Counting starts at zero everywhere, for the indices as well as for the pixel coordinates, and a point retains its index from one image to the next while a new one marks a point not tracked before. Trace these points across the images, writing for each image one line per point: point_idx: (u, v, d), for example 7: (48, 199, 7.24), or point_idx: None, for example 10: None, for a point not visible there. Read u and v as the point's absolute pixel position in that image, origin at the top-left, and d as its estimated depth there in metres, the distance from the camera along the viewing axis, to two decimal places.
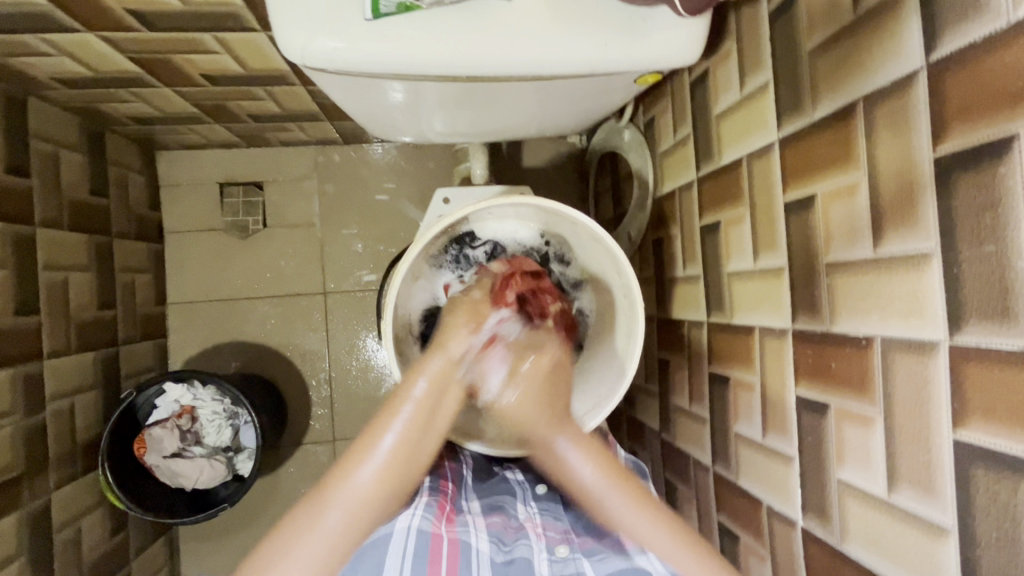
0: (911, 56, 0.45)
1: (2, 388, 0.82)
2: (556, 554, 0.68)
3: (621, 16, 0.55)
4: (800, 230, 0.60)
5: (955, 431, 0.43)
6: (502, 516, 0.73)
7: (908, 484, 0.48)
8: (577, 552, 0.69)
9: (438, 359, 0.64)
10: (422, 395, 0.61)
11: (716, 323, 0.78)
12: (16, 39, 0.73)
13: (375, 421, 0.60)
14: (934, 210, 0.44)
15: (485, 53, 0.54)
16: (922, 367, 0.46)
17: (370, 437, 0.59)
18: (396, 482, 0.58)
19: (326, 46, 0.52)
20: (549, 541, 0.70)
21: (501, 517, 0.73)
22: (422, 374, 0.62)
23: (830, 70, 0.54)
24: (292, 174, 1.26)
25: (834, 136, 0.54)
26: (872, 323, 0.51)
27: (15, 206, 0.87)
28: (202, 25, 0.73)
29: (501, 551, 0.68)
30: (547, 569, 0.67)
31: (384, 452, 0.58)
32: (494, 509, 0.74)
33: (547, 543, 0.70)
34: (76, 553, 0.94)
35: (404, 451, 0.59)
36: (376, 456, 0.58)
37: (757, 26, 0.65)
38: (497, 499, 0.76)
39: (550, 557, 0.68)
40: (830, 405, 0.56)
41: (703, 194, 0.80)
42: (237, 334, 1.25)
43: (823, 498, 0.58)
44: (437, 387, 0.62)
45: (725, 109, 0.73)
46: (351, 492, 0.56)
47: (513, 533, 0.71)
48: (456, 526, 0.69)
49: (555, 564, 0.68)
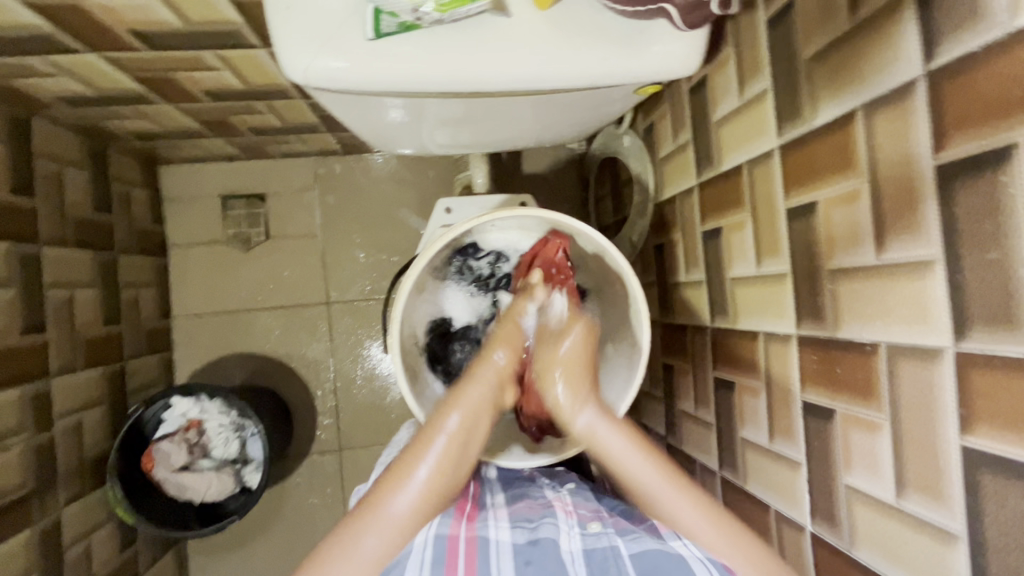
0: (910, 65, 0.45)
1: (11, 407, 0.83)
2: (587, 529, 0.62)
3: (619, 29, 0.55)
4: (802, 236, 0.60)
5: (963, 437, 0.43)
6: (528, 502, 0.69)
7: (917, 489, 0.48)
8: (609, 529, 0.62)
9: (472, 390, 0.65)
10: (449, 426, 0.63)
11: (720, 328, 0.78)
12: (20, 62, 0.74)
13: (407, 453, 0.62)
14: (936, 216, 0.44)
15: (486, 69, 0.54)
16: (928, 374, 0.46)
17: (407, 466, 0.61)
18: (427, 510, 0.60)
19: (328, 66, 0.52)
20: (580, 518, 0.64)
21: (526, 502, 0.69)
22: (454, 408, 0.64)
23: (829, 78, 0.55)
24: (294, 185, 1.27)
25: (834, 143, 0.54)
26: (877, 329, 0.51)
27: (20, 225, 0.88)
28: (203, 44, 0.73)
29: (524, 531, 0.62)
30: (580, 543, 0.60)
31: (421, 481, 0.60)
32: (518, 498, 0.70)
33: (578, 519, 0.64)
34: (87, 569, 0.95)
35: (438, 479, 0.61)
36: (413, 486, 0.60)
37: (754, 33, 0.65)
38: (522, 490, 0.73)
39: (582, 532, 0.62)
40: (836, 410, 0.56)
41: (704, 199, 0.80)
42: (242, 345, 1.25)
43: (831, 503, 0.58)
44: (470, 423, 0.64)
45: (724, 115, 0.73)
46: (386, 519, 0.58)
47: (538, 513, 0.66)
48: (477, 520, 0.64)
49: (587, 539, 0.61)
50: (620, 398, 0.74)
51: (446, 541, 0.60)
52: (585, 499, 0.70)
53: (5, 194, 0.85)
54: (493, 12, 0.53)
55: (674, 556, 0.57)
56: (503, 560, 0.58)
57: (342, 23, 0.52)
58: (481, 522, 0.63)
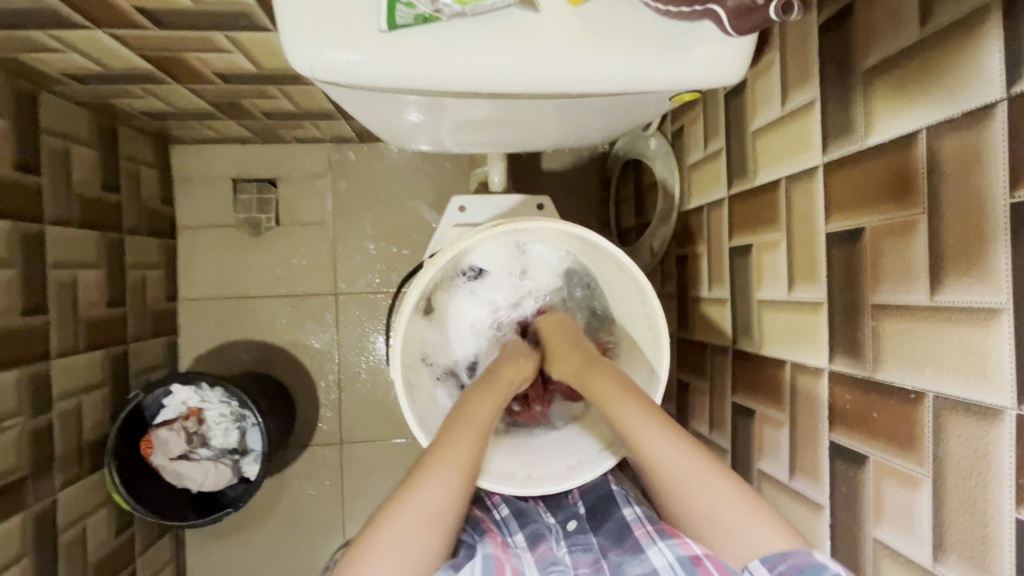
0: (989, 86, 0.40)
1: (8, 389, 0.81)
2: None
3: (659, 29, 0.50)
4: (845, 263, 0.55)
5: (1018, 509, 0.39)
6: (548, 545, 0.66)
7: (957, 557, 0.44)
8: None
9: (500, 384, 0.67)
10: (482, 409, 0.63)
11: (743, 352, 0.74)
12: (23, 35, 0.71)
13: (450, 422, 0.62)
14: (1006, 262, 0.39)
15: (509, 68, 0.49)
16: (983, 434, 0.41)
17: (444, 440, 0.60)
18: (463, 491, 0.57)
19: (339, 58, 0.48)
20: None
21: (547, 546, 0.66)
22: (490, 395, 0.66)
23: (889, 94, 0.49)
24: (306, 172, 1.23)
25: (888, 166, 0.49)
26: (924, 377, 0.46)
27: (24, 204, 0.85)
28: (213, 24, 0.70)
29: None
30: None
31: (458, 456, 0.58)
32: (537, 539, 0.68)
33: None
34: (82, 553, 0.94)
35: (476, 451, 0.60)
36: (452, 462, 0.58)
37: (805, 38, 0.60)
38: (538, 529, 0.69)
39: None
40: (869, 457, 0.52)
41: (734, 213, 0.75)
42: (247, 332, 1.23)
43: (856, 554, 0.54)
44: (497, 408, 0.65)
45: (764, 125, 0.68)
46: (429, 493, 0.55)
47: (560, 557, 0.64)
48: (511, 555, 0.63)
49: None
50: None
51: (493, 558, 0.59)
52: (584, 552, 0.67)
53: (9, 171, 0.82)
54: (520, 6, 0.48)
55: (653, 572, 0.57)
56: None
57: (357, 13, 0.48)
58: (514, 558, 0.63)
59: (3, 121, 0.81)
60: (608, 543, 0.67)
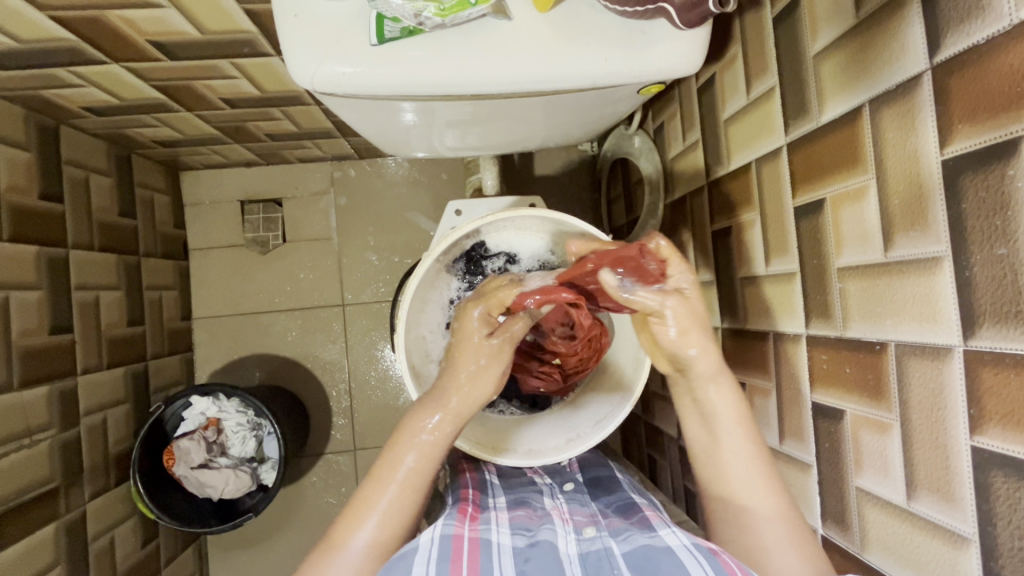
0: (916, 57, 0.45)
1: (40, 404, 0.86)
2: (583, 534, 0.64)
3: (620, 30, 0.56)
4: (811, 235, 0.59)
5: (973, 436, 0.43)
6: (527, 510, 0.70)
7: (928, 491, 0.47)
8: (603, 533, 0.64)
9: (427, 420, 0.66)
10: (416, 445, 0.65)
11: (730, 328, 0.77)
12: (48, 73, 0.77)
13: (392, 448, 0.66)
14: (944, 212, 0.44)
15: (489, 71, 0.55)
16: (937, 372, 0.45)
17: (392, 460, 0.65)
18: (406, 519, 0.64)
19: (335, 70, 0.54)
20: (576, 524, 0.66)
21: (526, 510, 0.69)
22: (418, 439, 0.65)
23: (835, 74, 0.54)
24: (310, 190, 1.29)
25: (841, 138, 0.53)
26: (886, 328, 0.50)
27: (50, 230, 0.92)
28: (220, 52, 0.76)
29: (524, 537, 0.63)
30: (575, 547, 0.62)
31: (404, 476, 0.64)
32: (520, 503, 0.71)
33: (574, 526, 0.66)
34: (110, 562, 0.97)
35: (422, 472, 0.65)
36: (396, 485, 0.63)
37: (762, 30, 0.65)
38: (523, 495, 0.74)
39: (577, 537, 0.63)
40: (846, 411, 0.55)
41: (713, 199, 0.80)
42: (260, 346, 1.28)
43: (842, 507, 0.57)
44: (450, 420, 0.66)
45: (733, 114, 0.72)
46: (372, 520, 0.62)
47: (536, 522, 0.67)
48: (477, 525, 0.64)
49: (582, 543, 0.63)
50: (615, 410, 0.76)
51: (451, 540, 0.60)
52: (580, 505, 0.72)
53: (34, 200, 0.88)
54: (495, 15, 0.54)
55: (668, 548, 0.58)
56: (503, 559, 0.59)
57: (349, 31, 0.54)
58: (482, 527, 0.64)
59: (28, 153, 0.88)
60: (608, 509, 0.71)
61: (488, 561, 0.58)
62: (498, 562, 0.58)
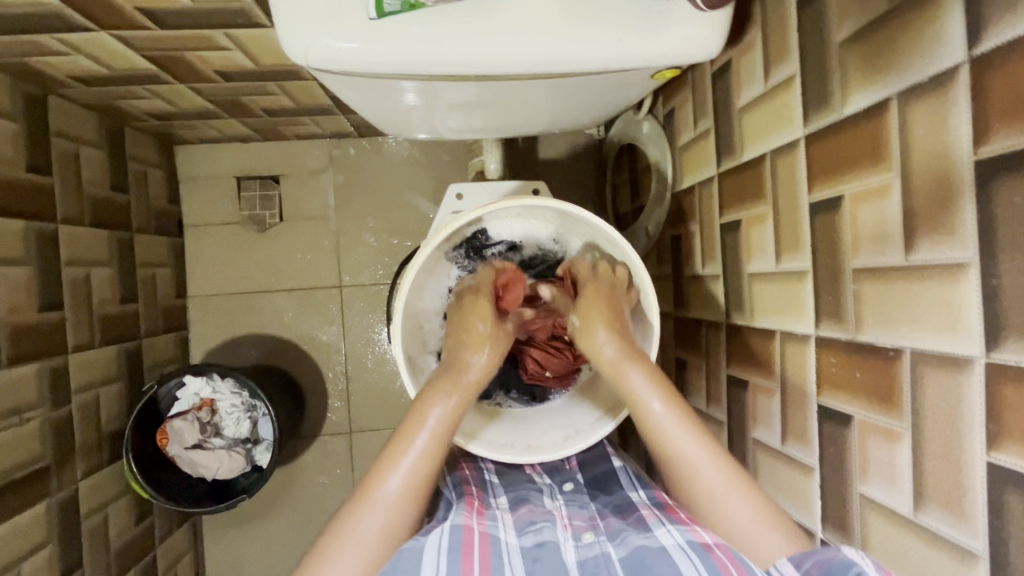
0: (953, 49, 0.42)
1: (30, 381, 0.85)
2: (581, 541, 0.62)
3: (635, 10, 0.53)
4: (826, 233, 0.56)
5: (990, 452, 0.41)
6: (529, 506, 0.69)
7: (936, 503, 0.45)
8: (601, 537, 0.63)
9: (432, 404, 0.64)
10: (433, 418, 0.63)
11: (736, 325, 0.75)
12: (32, 40, 0.74)
13: (399, 433, 0.63)
14: (972, 217, 0.41)
15: (495, 51, 0.52)
16: (955, 383, 0.43)
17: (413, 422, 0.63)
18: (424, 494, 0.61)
19: (333, 46, 0.51)
20: (575, 530, 0.65)
21: (528, 507, 0.69)
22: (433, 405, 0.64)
23: (862, 65, 0.51)
24: (307, 167, 1.26)
25: (864, 132, 0.51)
26: (902, 335, 0.48)
27: (38, 203, 0.89)
28: (213, 21, 0.72)
29: (531, 536, 0.63)
30: (575, 555, 0.60)
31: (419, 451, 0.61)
32: (521, 502, 0.70)
33: (573, 532, 0.65)
34: (104, 539, 0.97)
35: (436, 451, 0.62)
36: (408, 463, 0.61)
37: (783, 13, 0.62)
38: (523, 492, 0.73)
39: (575, 545, 0.62)
40: (855, 418, 0.54)
41: (723, 190, 0.77)
42: (255, 326, 1.26)
43: (844, 512, 0.56)
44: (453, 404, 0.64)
45: (748, 103, 0.69)
46: (383, 501, 0.59)
47: (538, 517, 0.66)
48: (486, 519, 0.65)
49: (580, 550, 0.61)
50: None
51: (462, 532, 0.60)
52: (579, 507, 0.71)
53: (22, 173, 0.85)
54: None
55: (662, 549, 0.56)
56: (513, 558, 0.58)
57: (347, 4, 0.50)
58: (489, 522, 0.64)
59: (15, 123, 0.85)
60: (606, 510, 0.70)
61: (496, 556, 0.58)
62: (506, 560, 0.58)
